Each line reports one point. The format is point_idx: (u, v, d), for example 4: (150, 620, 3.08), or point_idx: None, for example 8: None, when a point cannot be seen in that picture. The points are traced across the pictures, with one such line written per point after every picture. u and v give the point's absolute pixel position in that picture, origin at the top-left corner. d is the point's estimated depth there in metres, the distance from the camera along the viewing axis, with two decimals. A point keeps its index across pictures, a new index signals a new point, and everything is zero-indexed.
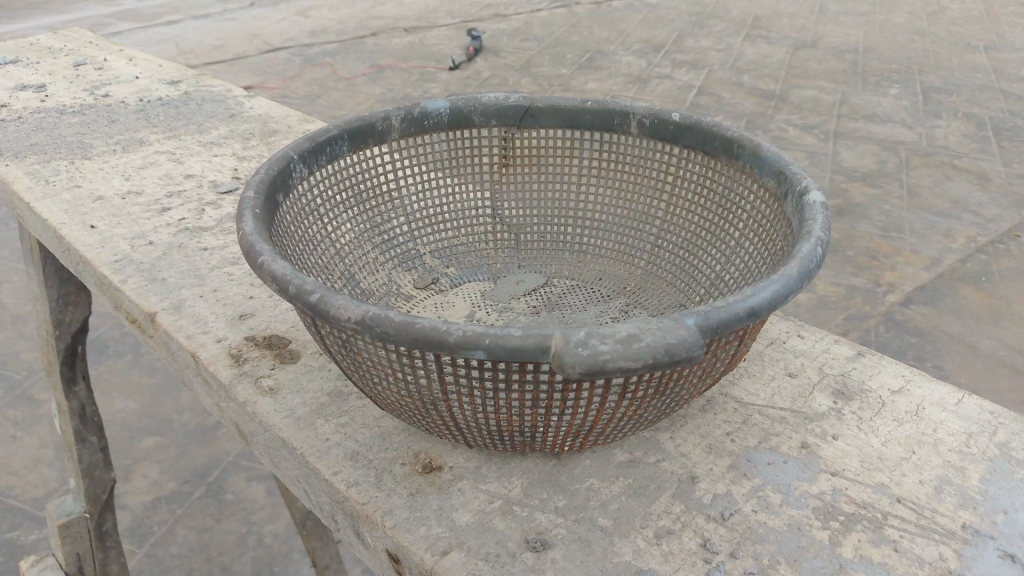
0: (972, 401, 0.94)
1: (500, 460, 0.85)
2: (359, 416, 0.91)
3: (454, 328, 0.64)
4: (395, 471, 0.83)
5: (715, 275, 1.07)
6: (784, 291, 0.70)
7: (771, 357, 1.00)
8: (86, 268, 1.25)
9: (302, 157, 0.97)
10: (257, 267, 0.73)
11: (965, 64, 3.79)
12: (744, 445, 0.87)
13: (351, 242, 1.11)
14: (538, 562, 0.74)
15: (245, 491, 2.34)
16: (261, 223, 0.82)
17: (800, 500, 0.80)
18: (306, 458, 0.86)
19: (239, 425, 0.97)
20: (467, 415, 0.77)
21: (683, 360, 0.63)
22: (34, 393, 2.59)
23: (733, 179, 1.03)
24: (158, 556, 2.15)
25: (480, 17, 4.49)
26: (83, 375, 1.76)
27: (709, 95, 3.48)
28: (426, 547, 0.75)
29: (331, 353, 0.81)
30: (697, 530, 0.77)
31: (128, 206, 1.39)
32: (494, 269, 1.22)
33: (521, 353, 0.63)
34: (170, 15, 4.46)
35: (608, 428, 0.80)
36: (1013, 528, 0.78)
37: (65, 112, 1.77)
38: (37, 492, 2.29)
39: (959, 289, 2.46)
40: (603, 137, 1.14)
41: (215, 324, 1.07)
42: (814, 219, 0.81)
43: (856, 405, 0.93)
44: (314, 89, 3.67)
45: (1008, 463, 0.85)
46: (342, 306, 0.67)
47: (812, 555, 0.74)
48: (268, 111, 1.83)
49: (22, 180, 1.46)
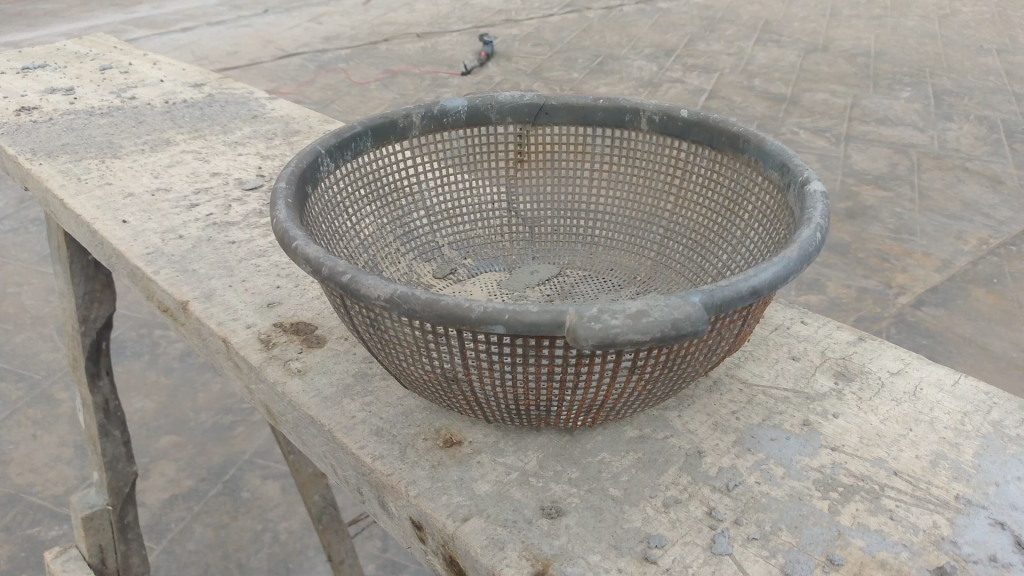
0: (968, 382, 0.98)
1: (516, 435, 0.90)
2: (383, 395, 0.96)
3: (476, 304, 0.69)
4: (417, 446, 0.88)
5: (722, 263, 1.12)
6: (785, 273, 0.74)
7: (775, 342, 1.05)
8: (118, 260, 1.31)
9: (329, 151, 1.03)
10: (291, 250, 0.79)
11: (977, 67, 3.81)
12: (748, 423, 0.91)
13: (374, 233, 1.16)
14: (553, 528, 0.78)
15: (262, 489, 2.40)
16: (293, 210, 0.87)
17: (801, 472, 0.85)
18: (332, 434, 0.91)
19: (269, 406, 1.03)
20: (487, 390, 0.82)
21: (689, 333, 0.68)
22: (54, 392, 2.65)
23: (739, 172, 1.07)
24: (176, 552, 2.21)
25: (492, 23, 4.54)
26: (107, 369, 1.81)
27: (720, 99, 3.53)
28: (448, 514, 0.80)
29: (359, 332, 0.86)
30: (704, 499, 0.81)
31: (158, 202, 1.45)
32: (510, 261, 1.28)
33: (539, 327, 0.68)
34: (187, 21, 4.55)
35: (618, 403, 0.85)
36: (1003, 499, 0.82)
37: (94, 113, 1.84)
38: (57, 490, 2.35)
39: (971, 290, 2.50)
40: (614, 134, 1.19)
41: (244, 312, 1.13)
42: (814, 207, 0.86)
43: (855, 386, 0.97)
44: (327, 95, 3.75)
45: (1001, 440, 0.90)
46: (373, 286, 0.73)
47: (812, 522, 0.79)
48: (289, 112, 1.89)
49: (55, 178, 1.52)
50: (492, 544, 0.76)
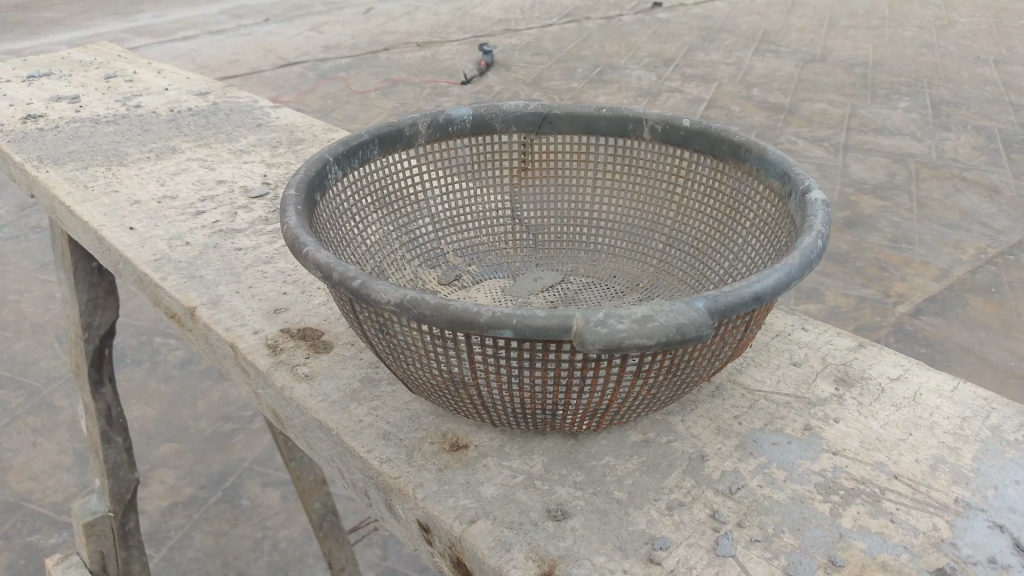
0: (967, 388, 1.00)
1: (522, 439, 0.91)
2: (390, 399, 0.97)
3: (485, 309, 0.71)
4: (423, 449, 0.89)
5: (724, 271, 1.13)
6: (787, 279, 0.76)
7: (776, 348, 1.06)
8: (125, 266, 1.32)
9: (337, 159, 1.05)
10: (302, 256, 0.80)
11: (974, 77, 3.84)
12: (751, 428, 0.93)
13: (380, 239, 1.18)
14: (558, 530, 0.79)
15: (262, 497, 2.40)
16: (302, 217, 0.89)
17: (803, 476, 0.86)
18: (340, 437, 0.92)
19: (276, 410, 1.04)
20: (494, 394, 0.83)
21: (693, 338, 0.70)
22: (54, 400, 2.66)
23: (741, 181, 1.09)
24: (176, 560, 2.21)
25: (492, 32, 4.57)
26: (110, 376, 1.82)
27: (719, 108, 3.55)
28: (455, 516, 0.81)
29: (368, 337, 0.88)
30: (707, 502, 0.82)
31: (164, 210, 1.47)
32: (513, 268, 1.29)
33: (547, 331, 0.69)
34: (187, 30, 4.58)
35: (623, 407, 0.86)
36: (1002, 502, 0.83)
37: (99, 121, 1.86)
38: (57, 498, 2.36)
39: (969, 300, 2.51)
40: (617, 142, 1.21)
41: (252, 318, 1.14)
42: (815, 215, 0.88)
43: (856, 392, 0.99)
44: (328, 103, 3.77)
45: (999, 444, 0.91)
46: (383, 291, 0.74)
47: (814, 525, 0.80)
48: (294, 120, 1.91)
49: (62, 185, 1.54)
50: (499, 545, 0.78)
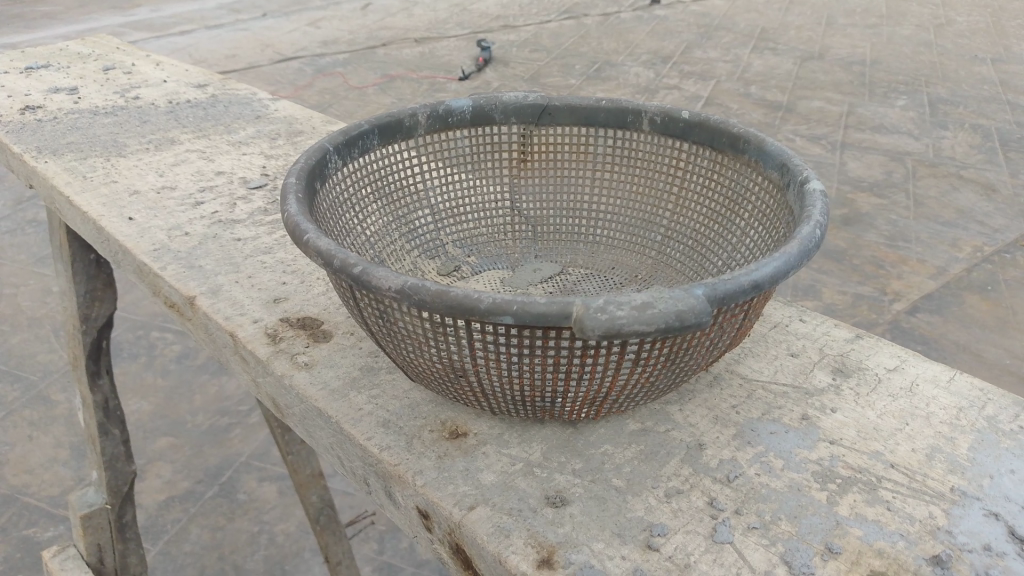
0: (963, 378, 1.00)
1: (521, 427, 0.91)
2: (389, 388, 0.98)
3: (485, 296, 0.71)
4: (423, 437, 0.90)
5: (722, 263, 1.14)
6: (785, 268, 0.76)
7: (773, 339, 1.07)
8: (125, 256, 1.32)
9: (337, 149, 1.05)
10: (303, 243, 0.81)
11: (972, 76, 3.85)
12: (749, 417, 0.93)
13: (380, 230, 1.18)
14: (557, 516, 0.80)
15: (259, 491, 2.41)
16: (303, 205, 0.89)
17: (800, 464, 0.87)
18: (340, 426, 0.92)
19: (275, 399, 1.05)
20: (494, 381, 0.84)
21: (692, 324, 0.70)
22: (51, 393, 2.66)
23: (740, 172, 1.09)
24: (172, 554, 2.21)
25: (490, 28, 4.57)
26: (107, 368, 1.82)
27: (717, 106, 3.56)
28: (454, 502, 0.81)
29: (368, 324, 0.88)
30: (705, 490, 0.83)
31: (163, 200, 1.47)
32: (513, 259, 1.30)
33: (547, 318, 0.70)
34: (185, 25, 4.57)
35: (622, 395, 0.86)
36: (997, 491, 0.84)
37: (97, 113, 1.86)
38: (53, 491, 2.36)
39: (965, 298, 2.52)
40: (616, 134, 1.21)
41: (251, 308, 1.14)
42: (813, 205, 0.88)
43: (853, 382, 0.99)
44: (325, 99, 3.76)
45: (994, 434, 0.92)
46: (383, 277, 0.74)
47: (811, 512, 0.81)
48: (293, 113, 1.90)
49: (61, 176, 1.54)
50: (498, 531, 0.78)
